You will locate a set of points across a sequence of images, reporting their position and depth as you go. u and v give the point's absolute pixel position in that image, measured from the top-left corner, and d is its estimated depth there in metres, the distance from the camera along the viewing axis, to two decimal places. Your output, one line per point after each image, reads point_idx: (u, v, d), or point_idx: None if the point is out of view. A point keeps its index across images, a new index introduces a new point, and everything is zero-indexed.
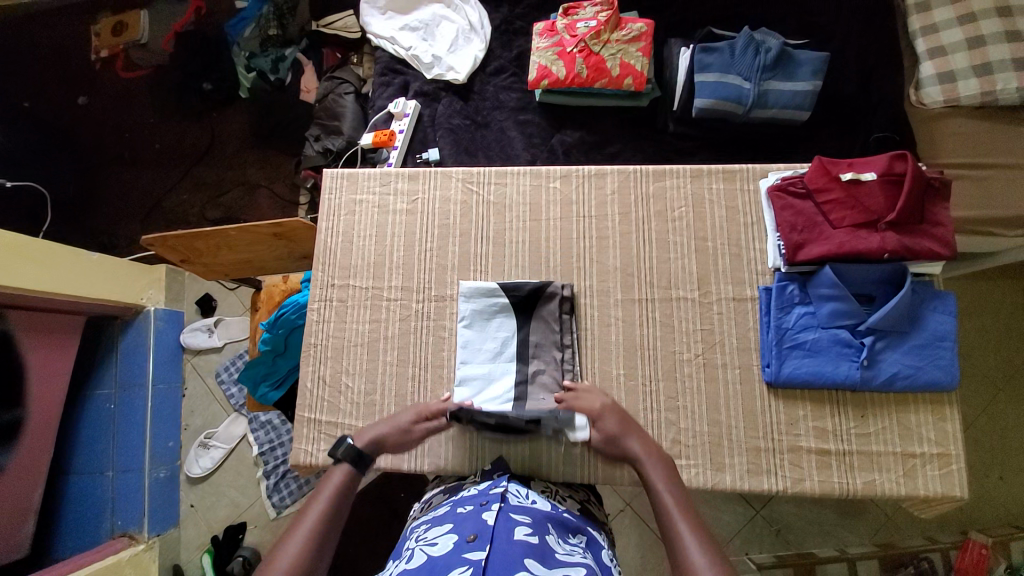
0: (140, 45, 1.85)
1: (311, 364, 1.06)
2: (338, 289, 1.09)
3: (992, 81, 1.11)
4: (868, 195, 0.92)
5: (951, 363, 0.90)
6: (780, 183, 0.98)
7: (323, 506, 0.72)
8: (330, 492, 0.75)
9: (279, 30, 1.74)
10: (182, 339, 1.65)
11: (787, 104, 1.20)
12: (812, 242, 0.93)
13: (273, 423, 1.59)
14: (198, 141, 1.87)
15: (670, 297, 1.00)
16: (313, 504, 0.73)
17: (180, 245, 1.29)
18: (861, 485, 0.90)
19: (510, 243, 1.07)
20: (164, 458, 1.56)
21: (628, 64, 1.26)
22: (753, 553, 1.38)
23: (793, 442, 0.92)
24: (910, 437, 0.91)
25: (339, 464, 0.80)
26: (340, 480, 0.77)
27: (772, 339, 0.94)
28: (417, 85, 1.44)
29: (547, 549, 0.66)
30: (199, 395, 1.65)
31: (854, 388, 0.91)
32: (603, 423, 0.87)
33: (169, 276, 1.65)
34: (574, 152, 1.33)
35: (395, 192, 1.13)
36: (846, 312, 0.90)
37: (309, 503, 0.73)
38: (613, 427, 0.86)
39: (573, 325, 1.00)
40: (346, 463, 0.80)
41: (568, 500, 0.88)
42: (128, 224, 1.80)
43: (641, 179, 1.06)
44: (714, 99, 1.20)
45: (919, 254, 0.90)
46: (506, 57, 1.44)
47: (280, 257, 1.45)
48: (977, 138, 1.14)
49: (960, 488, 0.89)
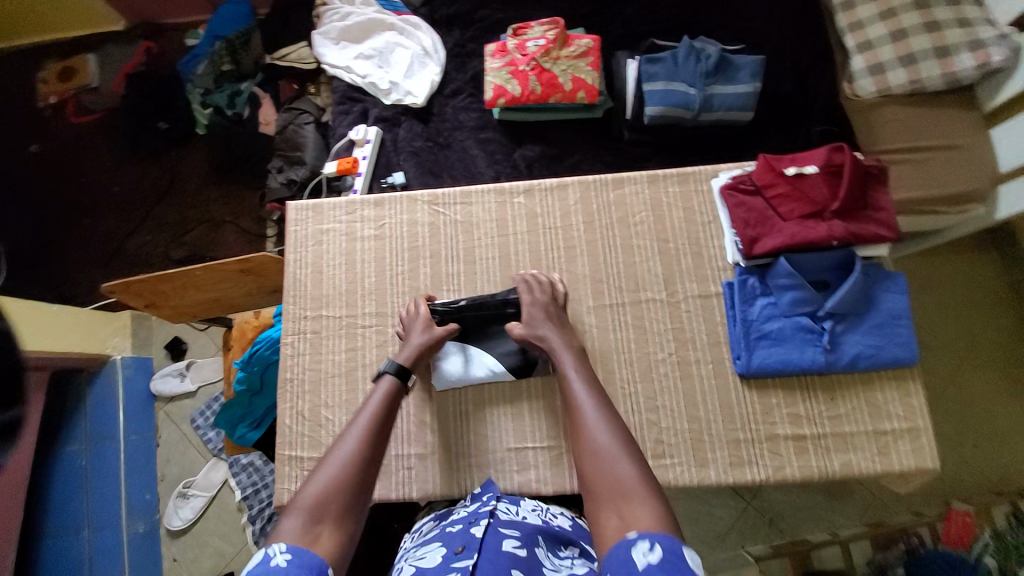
0: (91, 89, 1.86)
1: (289, 400, 1.04)
2: (311, 322, 1.07)
3: (918, 70, 1.20)
4: (812, 186, 0.97)
5: (908, 340, 0.94)
6: (730, 182, 1.02)
7: (373, 412, 0.78)
8: (379, 400, 0.80)
9: (234, 65, 1.75)
10: (153, 385, 1.59)
11: (732, 106, 1.26)
12: (766, 235, 0.97)
13: (255, 464, 1.52)
14: (156, 182, 1.83)
15: (640, 299, 1.02)
16: (364, 412, 0.78)
17: (145, 290, 1.26)
18: (839, 467, 0.93)
19: (480, 260, 1.08)
20: (142, 512, 1.50)
21: (580, 78, 1.31)
22: (749, 545, 1.40)
23: (770, 430, 0.94)
24: (880, 414, 0.95)
25: (385, 376, 0.84)
26: (388, 391, 0.82)
27: (739, 332, 0.97)
28: (377, 111, 1.46)
29: (535, 562, 0.66)
30: (173, 442, 1.59)
31: (821, 372, 0.94)
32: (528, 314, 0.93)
33: (134, 322, 1.61)
34: (537, 166, 1.36)
35: (361, 219, 1.12)
36: (805, 300, 0.94)
37: (361, 410, 0.78)
38: (536, 316, 0.92)
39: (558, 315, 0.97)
40: (391, 375, 0.84)
41: (560, 514, 0.85)
42: (86, 273, 1.73)
43: (601, 189, 1.09)
44: (664, 106, 1.25)
45: (865, 238, 0.95)
46: (461, 79, 1.47)
47: (250, 292, 1.42)
48: (912, 125, 1.21)
49: (931, 460, 0.93)
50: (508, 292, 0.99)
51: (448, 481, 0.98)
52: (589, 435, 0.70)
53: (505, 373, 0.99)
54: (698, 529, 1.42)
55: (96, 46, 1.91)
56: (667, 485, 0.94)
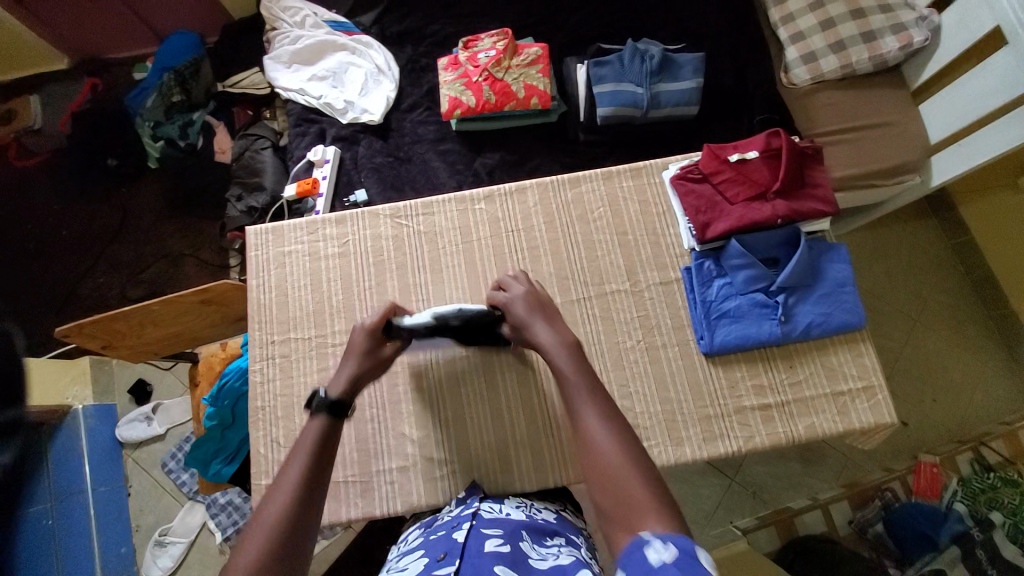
0: (33, 131, 1.82)
1: (262, 429, 1.02)
2: (282, 345, 1.06)
3: (847, 55, 1.30)
4: (754, 170, 1.04)
5: (854, 305, 1.01)
6: (680, 172, 1.08)
7: (304, 459, 0.67)
8: (309, 443, 0.69)
9: (184, 95, 1.73)
10: (118, 433, 1.53)
11: (677, 102, 1.33)
12: (716, 220, 1.03)
13: (235, 502, 1.47)
14: (108, 220, 1.77)
15: (605, 291, 1.06)
16: (294, 459, 0.67)
17: (101, 331, 1.20)
18: (804, 430, 0.98)
19: (448, 268, 1.09)
20: (117, 568, 1.42)
21: (532, 85, 1.35)
22: (737, 520, 1.45)
23: (738, 404, 0.99)
24: (836, 376, 1.00)
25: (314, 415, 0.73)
26: (318, 432, 0.71)
27: (700, 313, 1.01)
28: (334, 131, 1.46)
29: (519, 554, 0.67)
30: (146, 490, 1.53)
31: (779, 343, 1.00)
32: (513, 309, 0.82)
33: (94, 367, 1.56)
34: (497, 172, 1.39)
35: (325, 238, 1.13)
36: (758, 276, 1.00)
37: (290, 457, 0.68)
38: (522, 311, 0.81)
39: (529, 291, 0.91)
40: (321, 412, 0.73)
41: (544, 509, 0.87)
42: (38, 319, 1.66)
43: (560, 188, 1.13)
44: (614, 106, 1.31)
45: (806, 215, 1.02)
46: (417, 93, 1.50)
47: (212, 324, 1.39)
48: (845, 106, 1.31)
49: (887, 413, 0.99)
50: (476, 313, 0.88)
51: (432, 490, 0.98)
52: (594, 450, 0.62)
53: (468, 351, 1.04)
54: (687, 510, 1.46)
55: (38, 85, 1.86)
56: None
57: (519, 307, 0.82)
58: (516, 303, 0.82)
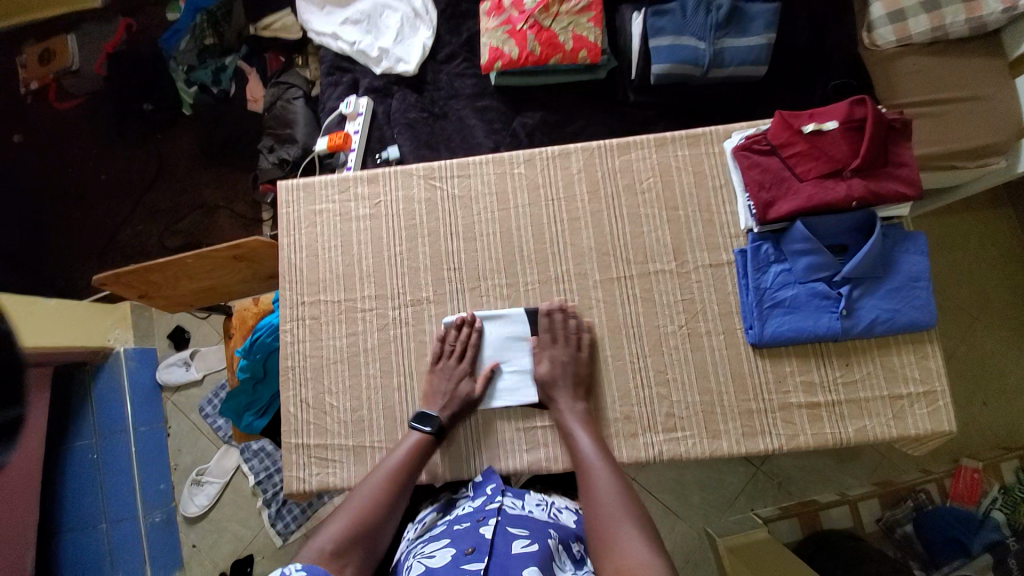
0: (72, 72, 1.80)
1: (292, 388, 1.03)
2: (310, 306, 1.05)
3: (941, 16, 1.12)
4: (831, 144, 0.91)
5: (927, 302, 0.90)
6: (744, 142, 0.96)
7: (396, 462, 0.85)
8: (405, 453, 0.87)
9: (216, 38, 1.65)
10: (160, 374, 1.60)
11: (743, 61, 1.18)
12: (781, 199, 0.92)
13: (267, 450, 1.55)
14: (146, 166, 1.78)
15: (648, 271, 0.99)
16: (387, 461, 0.85)
17: (136, 280, 1.21)
18: (852, 433, 0.91)
19: (482, 236, 1.03)
20: (157, 502, 1.52)
21: (581, 36, 1.23)
22: (759, 508, 1.42)
23: (783, 400, 0.93)
24: (896, 378, 0.92)
25: (416, 432, 0.90)
26: (417, 444, 0.88)
27: (752, 300, 0.93)
28: (368, 81, 1.38)
29: (547, 558, 0.67)
30: (184, 432, 1.60)
31: (837, 339, 0.92)
32: (540, 367, 0.94)
33: (134, 313, 1.60)
34: (537, 134, 1.30)
35: (355, 198, 1.08)
36: (822, 265, 0.90)
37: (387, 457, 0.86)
38: (546, 371, 0.93)
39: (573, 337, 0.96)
40: (427, 432, 0.90)
41: (564, 509, 0.83)
42: (84, 262, 1.71)
43: (606, 155, 1.03)
44: (671, 64, 1.17)
45: (886, 198, 0.90)
46: (455, 43, 1.39)
47: (245, 279, 1.39)
48: (930, 75, 1.15)
49: (948, 422, 0.91)
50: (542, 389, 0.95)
51: (453, 464, 0.96)
52: (604, 503, 0.73)
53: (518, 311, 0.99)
54: (707, 495, 1.44)
55: (74, 25, 1.82)
56: (677, 457, 0.93)
57: (556, 378, 0.92)
58: (546, 364, 0.93)
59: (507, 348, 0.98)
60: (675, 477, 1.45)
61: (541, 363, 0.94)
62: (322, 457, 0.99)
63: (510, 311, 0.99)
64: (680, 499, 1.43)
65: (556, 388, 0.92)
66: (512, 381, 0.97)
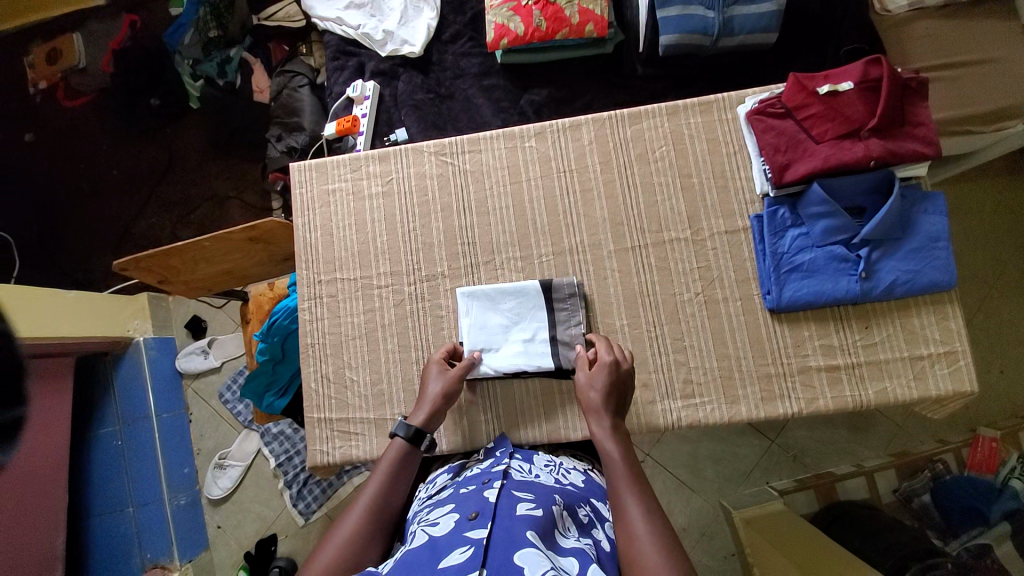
0: (78, 70, 1.81)
1: (312, 364, 1.04)
2: (327, 285, 1.06)
3: None
4: (847, 105, 0.90)
5: (947, 262, 0.89)
6: (757, 106, 0.95)
7: (393, 459, 0.78)
8: (395, 452, 0.79)
9: (219, 31, 1.65)
10: (179, 364, 1.63)
11: (754, 28, 1.16)
12: (797, 161, 0.92)
13: (286, 432, 1.56)
14: (156, 161, 1.79)
15: (663, 240, 0.98)
16: (384, 460, 0.78)
17: (155, 265, 1.23)
18: (873, 395, 0.91)
19: (494, 210, 1.03)
20: (181, 485, 1.55)
21: (587, 10, 1.21)
22: (774, 481, 1.42)
23: (803, 363, 0.92)
24: (916, 340, 0.91)
25: (396, 439, 0.80)
26: (399, 452, 0.79)
27: (769, 266, 0.93)
28: (373, 64, 1.38)
29: (550, 524, 0.66)
30: (205, 417, 1.63)
31: (855, 302, 0.91)
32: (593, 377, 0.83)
33: (152, 303, 1.61)
34: (545, 110, 1.29)
35: (368, 176, 1.08)
36: (839, 227, 0.90)
37: (381, 459, 0.78)
38: (587, 379, 0.83)
39: (580, 305, 0.97)
40: (403, 439, 0.79)
41: (573, 470, 0.86)
42: (99, 257, 1.73)
43: (618, 125, 1.03)
44: (680, 33, 1.15)
45: (905, 157, 0.88)
46: (460, 22, 1.38)
47: (260, 262, 1.41)
48: (945, 39, 1.12)
49: (970, 381, 0.90)
50: (561, 356, 0.94)
51: (472, 431, 0.97)
52: (639, 551, 0.61)
53: (533, 285, 0.97)
54: (722, 469, 1.44)
55: (79, 22, 1.83)
56: (696, 423, 0.93)
57: (596, 395, 0.81)
58: (598, 373, 0.83)
59: (524, 320, 0.97)
60: (689, 452, 1.45)
61: (583, 371, 0.86)
62: (344, 432, 1.01)
63: (525, 284, 0.97)
64: (694, 474, 1.44)
65: (595, 403, 0.80)
66: (526, 348, 0.96)
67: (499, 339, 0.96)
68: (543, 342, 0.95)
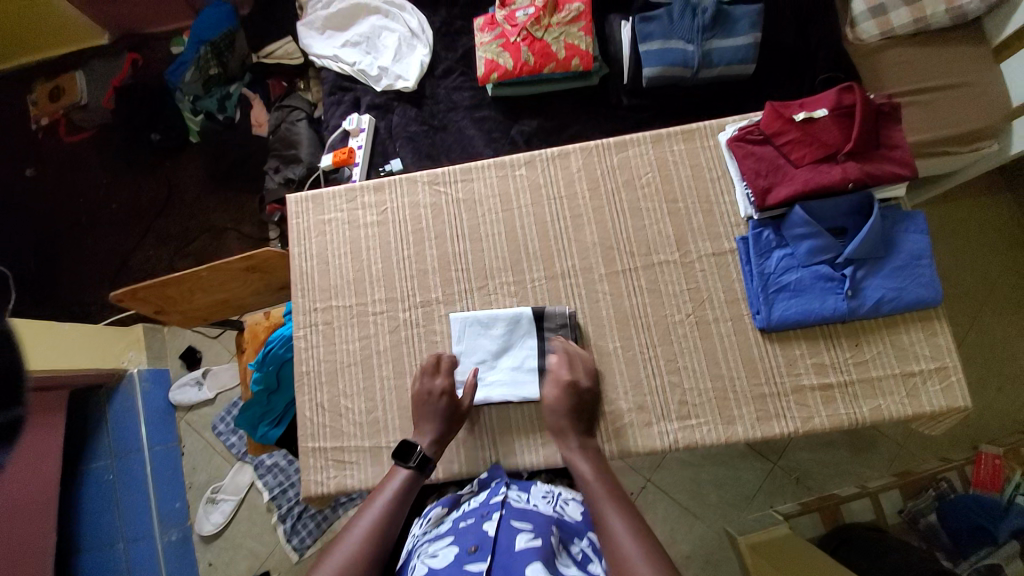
0: (81, 107, 1.86)
1: (307, 392, 1.03)
2: (322, 313, 1.07)
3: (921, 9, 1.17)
4: (823, 130, 0.94)
5: (932, 279, 0.91)
6: (738, 134, 0.99)
7: (393, 492, 0.80)
8: (398, 485, 0.81)
9: (220, 69, 1.73)
10: (173, 397, 1.61)
11: (732, 60, 1.22)
12: (778, 185, 0.95)
13: (281, 464, 1.54)
14: (155, 194, 1.82)
15: (652, 262, 1.00)
16: (383, 491, 0.80)
17: (152, 295, 1.24)
18: (868, 413, 0.91)
19: (488, 237, 1.06)
20: (173, 520, 1.50)
21: (573, 45, 1.27)
22: (778, 505, 1.40)
23: (796, 382, 0.93)
24: (907, 357, 0.92)
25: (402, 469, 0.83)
26: (403, 484, 0.81)
27: (757, 286, 0.95)
28: (368, 98, 1.43)
29: (550, 556, 0.64)
30: (198, 450, 1.60)
31: (844, 320, 0.93)
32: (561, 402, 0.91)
33: (147, 334, 1.61)
34: (535, 140, 1.34)
35: (363, 206, 1.11)
36: (823, 247, 0.92)
37: (378, 492, 0.80)
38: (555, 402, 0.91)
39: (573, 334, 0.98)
40: (411, 468, 0.83)
41: (572, 500, 0.82)
42: (95, 290, 1.74)
43: (605, 153, 1.06)
44: (662, 66, 1.21)
45: (882, 178, 0.92)
46: (451, 58, 1.44)
47: (256, 291, 1.41)
48: (916, 66, 1.18)
49: (962, 398, 0.90)
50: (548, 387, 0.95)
51: (468, 458, 0.96)
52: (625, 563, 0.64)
53: (526, 313, 0.98)
54: (725, 493, 1.42)
55: (84, 63, 1.89)
56: (693, 445, 0.93)
57: (563, 418, 0.89)
58: (566, 397, 0.91)
59: (516, 346, 0.98)
60: (690, 477, 1.43)
61: (563, 395, 0.91)
62: (338, 461, 0.99)
63: (518, 310, 0.98)
64: (697, 500, 1.41)
65: (564, 425, 0.88)
66: (514, 375, 0.97)
67: (488, 365, 0.98)
68: (530, 370, 0.96)
